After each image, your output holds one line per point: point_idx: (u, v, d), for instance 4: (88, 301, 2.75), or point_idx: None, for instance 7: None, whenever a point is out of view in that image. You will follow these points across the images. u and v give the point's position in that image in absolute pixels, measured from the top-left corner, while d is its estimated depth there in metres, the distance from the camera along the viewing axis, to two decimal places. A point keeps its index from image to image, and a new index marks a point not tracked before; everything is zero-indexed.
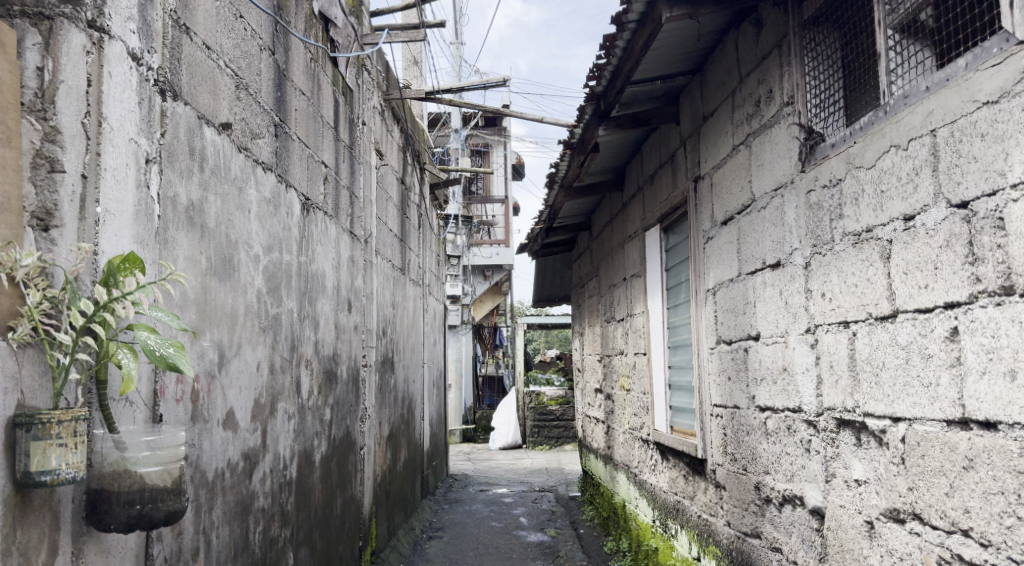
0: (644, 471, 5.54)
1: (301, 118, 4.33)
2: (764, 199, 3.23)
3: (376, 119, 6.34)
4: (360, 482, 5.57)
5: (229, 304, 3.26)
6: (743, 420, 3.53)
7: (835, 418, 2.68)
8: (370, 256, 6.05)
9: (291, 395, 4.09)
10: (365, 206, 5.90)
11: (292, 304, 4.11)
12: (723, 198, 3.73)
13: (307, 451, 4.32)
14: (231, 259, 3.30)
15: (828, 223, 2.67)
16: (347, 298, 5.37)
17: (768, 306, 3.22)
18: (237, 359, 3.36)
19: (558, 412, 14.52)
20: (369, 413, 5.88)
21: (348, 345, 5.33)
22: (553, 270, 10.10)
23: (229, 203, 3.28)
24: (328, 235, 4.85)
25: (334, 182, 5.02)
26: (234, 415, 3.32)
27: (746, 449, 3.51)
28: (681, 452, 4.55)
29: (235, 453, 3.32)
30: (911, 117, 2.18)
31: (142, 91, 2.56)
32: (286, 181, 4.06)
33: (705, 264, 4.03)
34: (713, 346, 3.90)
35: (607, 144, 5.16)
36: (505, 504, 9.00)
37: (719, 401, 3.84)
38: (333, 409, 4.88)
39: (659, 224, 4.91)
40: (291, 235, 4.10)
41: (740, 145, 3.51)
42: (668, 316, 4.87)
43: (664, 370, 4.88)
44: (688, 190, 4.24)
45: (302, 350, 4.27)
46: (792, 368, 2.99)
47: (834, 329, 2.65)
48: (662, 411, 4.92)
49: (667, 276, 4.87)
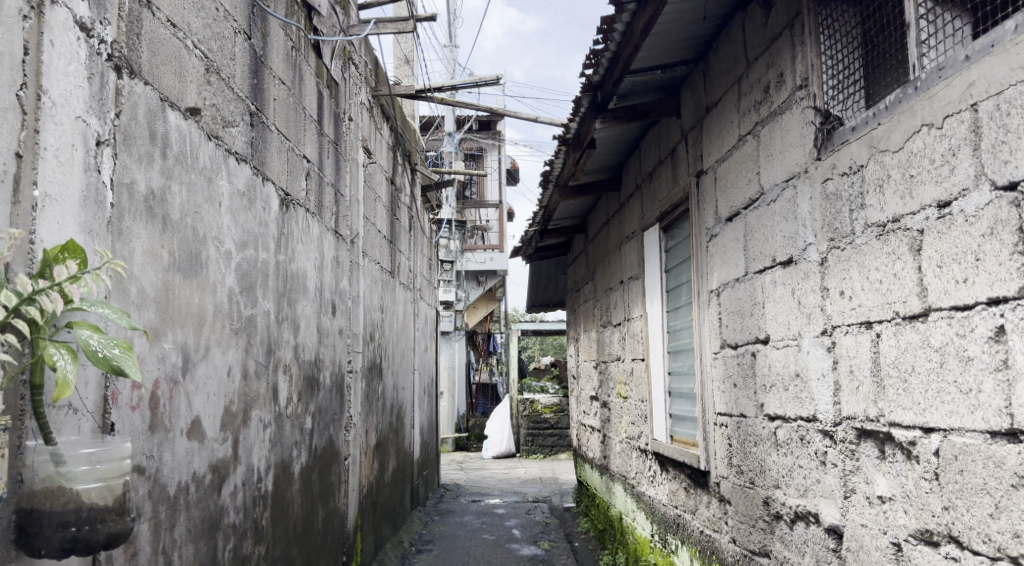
0: (641, 483, 5.30)
1: (281, 108, 4.10)
2: (774, 192, 3.00)
3: (364, 116, 6.11)
4: (344, 494, 5.31)
5: (195, 304, 3.02)
6: (750, 430, 3.29)
7: (856, 428, 2.45)
8: (357, 258, 5.82)
9: (268, 403, 3.84)
10: (352, 205, 5.66)
11: (269, 306, 3.87)
12: (728, 193, 3.50)
13: (284, 462, 4.07)
14: (198, 255, 3.06)
15: (848, 214, 2.44)
16: (331, 300, 5.12)
17: (778, 306, 2.98)
18: (204, 363, 3.11)
19: (552, 420, 14.24)
20: (354, 421, 5.63)
21: (331, 351, 5.09)
22: (548, 274, 9.86)
23: (195, 194, 3.03)
24: (310, 234, 4.61)
25: (317, 178, 4.78)
26: (200, 423, 3.07)
27: (754, 461, 3.27)
28: (681, 464, 4.31)
29: (202, 466, 3.08)
30: (947, 91, 1.95)
31: (92, 65, 2.32)
32: (263, 173, 3.81)
33: (708, 264, 3.79)
34: (717, 351, 3.66)
35: (605, 139, 4.92)
36: (498, 515, 8.75)
37: (723, 410, 3.60)
38: (314, 417, 4.63)
39: (659, 224, 4.67)
40: (268, 231, 3.86)
41: (747, 135, 3.28)
42: (667, 319, 4.63)
43: (664, 376, 4.63)
44: (691, 185, 3.98)
45: (279, 354, 4.02)
46: (806, 374, 2.76)
47: (854, 330, 2.41)
48: (662, 420, 4.67)
49: (667, 277, 4.63)
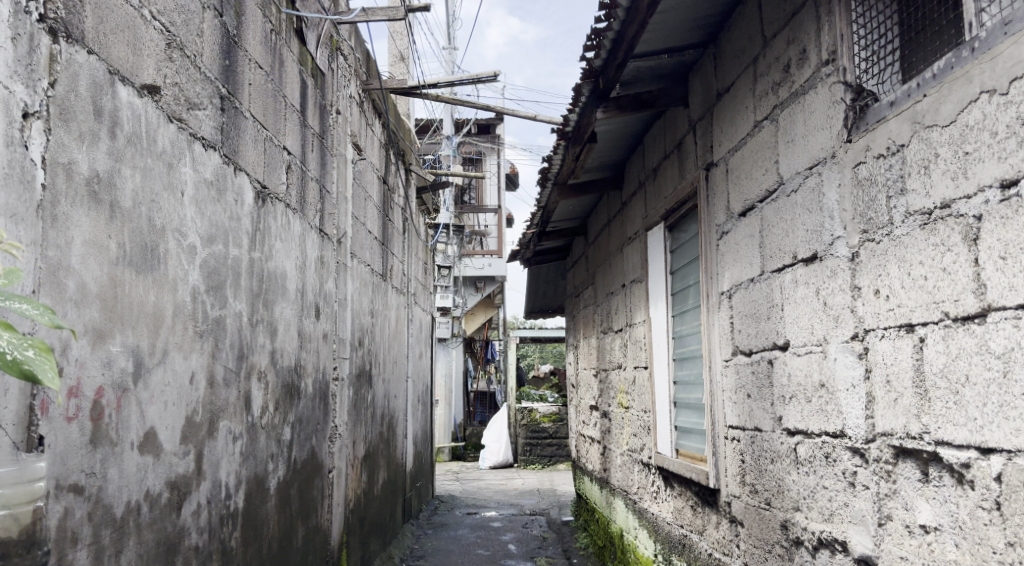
0: (644, 499, 4.99)
1: (257, 93, 3.80)
2: (795, 181, 2.69)
3: (354, 110, 5.82)
4: (327, 509, 5.01)
5: (150, 302, 2.73)
6: (766, 446, 2.99)
7: (892, 447, 2.15)
8: (345, 259, 5.51)
9: (239, 412, 3.54)
10: (339, 202, 5.36)
11: (241, 307, 3.56)
12: (742, 185, 3.20)
13: (257, 476, 3.76)
14: (155, 249, 2.76)
15: (885, 201, 2.13)
16: (315, 302, 4.81)
17: (799, 308, 2.68)
18: (161, 369, 2.81)
19: (551, 429, 13.93)
20: (340, 432, 5.33)
21: (314, 357, 4.78)
22: (547, 279, 9.55)
23: (152, 180, 2.74)
24: (291, 231, 4.31)
25: (299, 171, 4.48)
26: (156, 436, 2.77)
27: (770, 480, 2.96)
28: (687, 480, 4.00)
29: (157, 484, 2.77)
30: (1014, 50, 1.67)
31: (18, 25, 2.02)
32: (235, 162, 3.52)
33: (719, 264, 3.48)
34: (727, 359, 3.36)
35: (606, 131, 4.62)
36: (493, 529, 8.43)
37: (735, 423, 3.30)
38: (293, 428, 4.32)
39: (664, 222, 4.36)
40: (241, 226, 3.56)
41: (763, 121, 2.98)
42: (672, 324, 4.32)
43: (670, 386, 4.31)
44: (700, 178, 3.67)
45: (253, 360, 3.72)
46: (832, 385, 2.45)
47: (892, 334, 2.11)
48: (666, 432, 4.35)
49: (672, 280, 4.33)
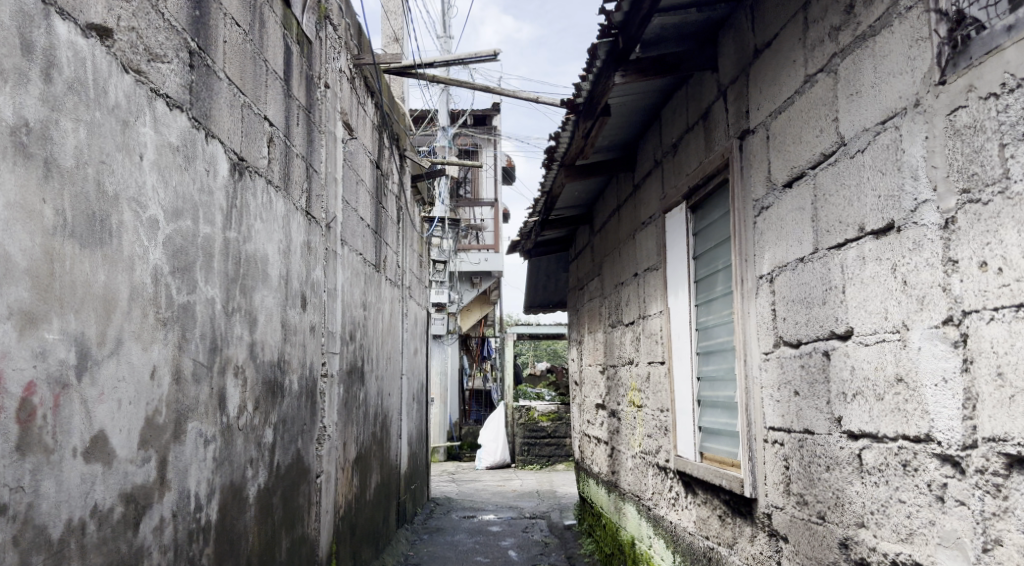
0: (660, 506, 4.58)
1: (232, 53, 3.37)
2: (861, 140, 2.29)
3: (344, 85, 5.39)
4: (314, 517, 4.59)
5: (100, 281, 2.31)
6: (819, 450, 2.58)
7: (1004, 456, 1.75)
8: (334, 247, 5.09)
9: (211, 413, 3.12)
10: (328, 183, 4.93)
11: (214, 293, 3.14)
12: (788, 151, 2.79)
13: (233, 484, 3.34)
14: (105, 221, 2.33)
15: (996, 152, 1.73)
16: (301, 291, 4.39)
17: (867, 289, 2.27)
18: (116, 361, 2.40)
19: (549, 429, 13.53)
20: (329, 433, 4.91)
21: (300, 352, 4.36)
22: (547, 271, 9.15)
23: (103, 138, 2.31)
24: (273, 211, 3.88)
25: (283, 146, 4.06)
26: (109, 440, 2.35)
27: (824, 490, 2.56)
28: (714, 487, 3.60)
29: (109, 498, 2.35)
30: None
31: None
32: (207, 127, 3.10)
33: (757, 244, 3.07)
34: (768, 352, 2.95)
35: (620, 103, 4.21)
36: (492, 534, 8.03)
37: (778, 424, 2.89)
38: (276, 429, 3.91)
39: (686, 202, 3.95)
40: (214, 200, 3.14)
41: (816, 74, 2.57)
42: (695, 315, 3.91)
43: (692, 382, 3.90)
44: (733, 148, 3.25)
45: (229, 353, 3.30)
46: (914, 380, 2.05)
47: (1006, 316, 1.71)
48: (689, 434, 3.94)
49: (696, 265, 3.91)
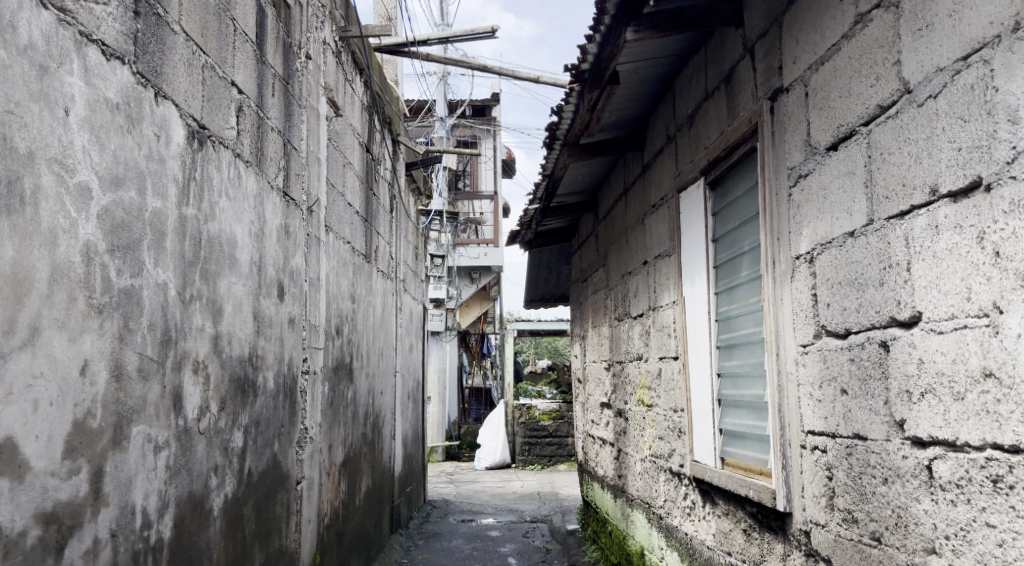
0: (673, 515, 4.17)
1: (190, 3, 2.96)
2: (932, 84, 1.89)
3: (328, 59, 4.98)
4: (294, 528, 4.18)
5: (6, 256, 1.91)
6: (874, 460, 2.17)
7: None
8: (317, 233, 4.67)
9: (163, 414, 2.71)
10: (309, 163, 4.52)
11: (167, 277, 2.73)
12: (833, 107, 2.39)
13: (192, 495, 2.94)
14: (13, 183, 1.93)
15: None
16: (278, 279, 3.98)
17: (942, 265, 1.86)
18: (30, 354, 1.99)
19: (550, 428, 13.10)
20: (312, 435, 4.51)
21: (277, 346, 3.94)
22: (548, 264, 8.74)
23: (10, 85, 1.91)
24: (243, 188, 3.47)
25: (255, 117, 3.65)
26: (20, 449, 1.95)
27: (880, 506, 2.15)
28: (738, 498, 3.19)
29: (19, 520, 1.94)
30: None
31: None
32: (158, 85, 2.69)
33: (792, 220, 2.66)
34: (807, 344, 2.54)
35: (630, 70, 3.81)
36: (491, 539, 7.62)
37: (819, 429, 2.48)
38: (246, 432, 3.49)
39: (705, 178, 3.54)
40: (167, 171, 2.73)
41: (870, 12, 2.17)
42: (716, 304, 3.49)
43: (712, 380, 3.48)
44: (763, 110, 2.84)
45: (186, 347, 2.89)
46: (1010, 375, 1.65)
47: None
48: (708, 438, 3.52)
49: (716, 248, 3.50)
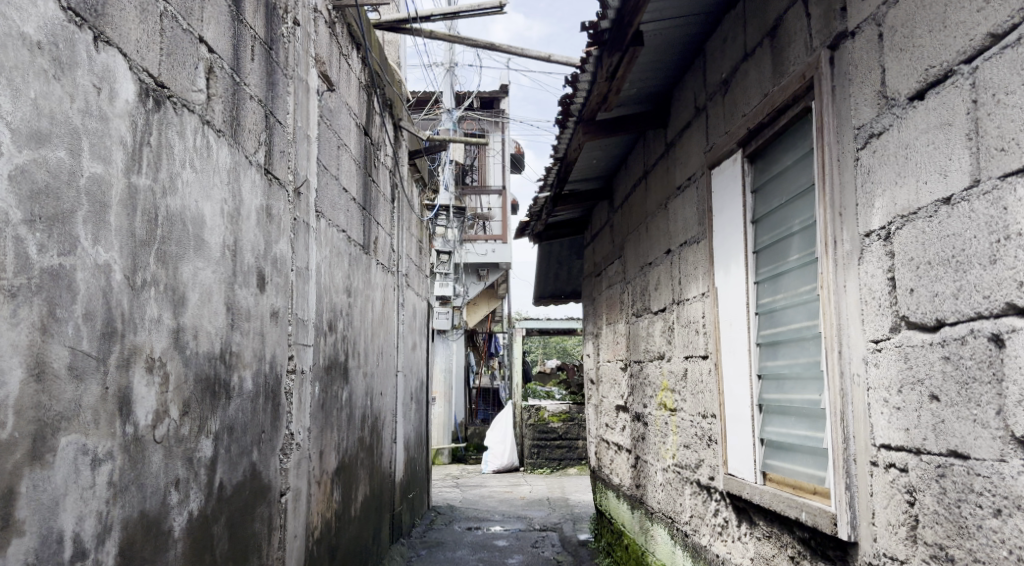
0: (701, 532, 3.71)
1: None
2: None
3: (320, 27, 4.53)
4: (276, 545, 3.74)
5: None
6: (979, 482, 1.72)
7: None
8: (307, 217, 4.23)
9: (105, 419, 2.27)
10: (297, 140, 4.08)
11: (111, 258, 2.29)
12: (919, 44, 1.93)
13: (145, 514, 2.50)
14: None
15: None
16: (258, 267, 3.54)
17: None
18: None
19: (559, 430, 12.65)
20: (300, 440, 4.07)
21: (256, 342, 3.50)
22: (558, 258, 8.28)
23: None
24: (213, 160, 3.03)
25: (229, 81, 3.22)
26: None
27: (989, 542, 1.69)
28: (784, 520, 2.73)
29: None
30: None
31: None
32: (99, 29, 2.25)
33: (860, 190, 2.20)
34: (881, 340, 2.08)
35: (656, 30, 3.35)
36: (498, 549, 7.17)
37: (897, 443, 2.02)
38: (216, 439, 3.05)
39: (742, 150, 3.09)
40: (111, 131, 2.29)
41: None
42: (756, 294, 3.04)
43: (752, 381, 3.02)
44: (820, 61, 2.39)
45: (138, 341, 2.45)
46: None
47: None
48: (745, 449, 3.06)
49: (755, 230, 3.05)
